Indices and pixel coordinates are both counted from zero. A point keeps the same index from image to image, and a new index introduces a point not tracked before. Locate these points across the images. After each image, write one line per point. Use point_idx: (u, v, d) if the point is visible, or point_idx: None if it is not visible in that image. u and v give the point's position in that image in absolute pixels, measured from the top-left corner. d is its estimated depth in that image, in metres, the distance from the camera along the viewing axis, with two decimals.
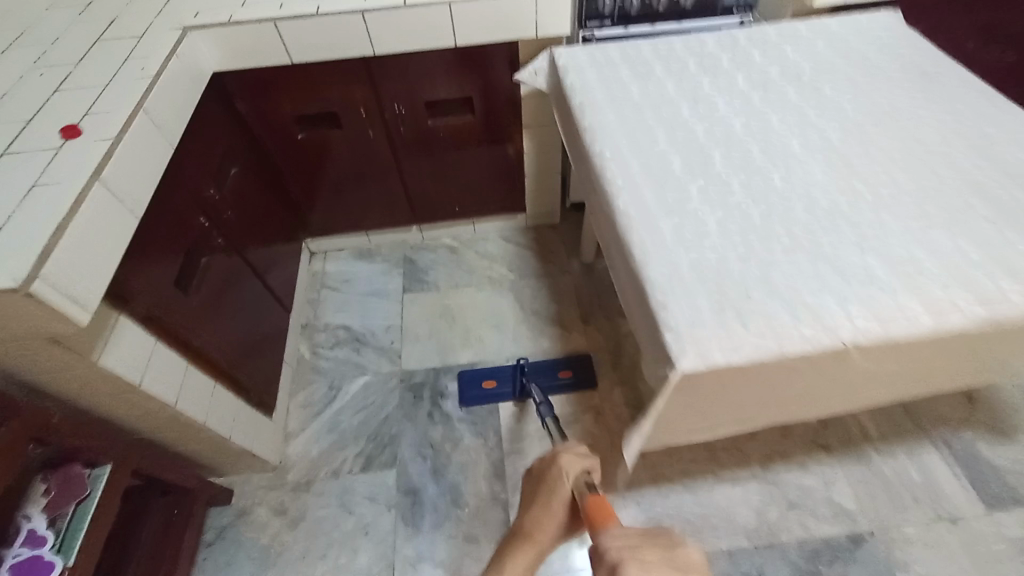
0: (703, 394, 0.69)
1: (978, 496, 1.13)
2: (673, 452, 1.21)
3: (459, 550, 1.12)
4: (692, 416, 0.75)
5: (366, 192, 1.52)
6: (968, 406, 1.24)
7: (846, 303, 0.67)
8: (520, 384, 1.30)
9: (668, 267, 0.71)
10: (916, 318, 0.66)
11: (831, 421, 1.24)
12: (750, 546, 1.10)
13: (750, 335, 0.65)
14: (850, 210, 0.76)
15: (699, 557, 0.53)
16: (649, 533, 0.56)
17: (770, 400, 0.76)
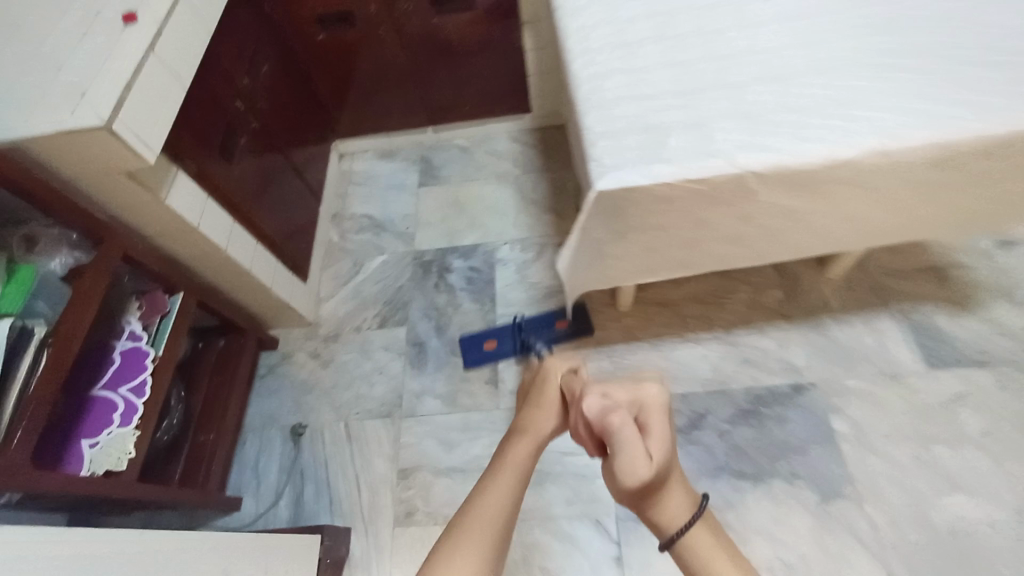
0: (625, 215, 0.85)
1: (924, 358, 1.23)
2: (645, 316, 1.36)
3: (454, 386, 1.35)
4: (625, 244, 0.92)
5: (383, 92, 1.69)
6: (937, 285, 1.31)
7: (745, 140, 0.79)
8: (520, 339, 1.36)
9: (604, 115, 0.84)
10: (804, 151, 0.77)
11: (798, 294, 1.35)
12: (702, 391, 1.26)
13: (659, 165, 0.79)
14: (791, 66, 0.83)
15: (660, 405, 0.73)
16: (630, 389, 0.74)
17: (697, 231, 0.90)
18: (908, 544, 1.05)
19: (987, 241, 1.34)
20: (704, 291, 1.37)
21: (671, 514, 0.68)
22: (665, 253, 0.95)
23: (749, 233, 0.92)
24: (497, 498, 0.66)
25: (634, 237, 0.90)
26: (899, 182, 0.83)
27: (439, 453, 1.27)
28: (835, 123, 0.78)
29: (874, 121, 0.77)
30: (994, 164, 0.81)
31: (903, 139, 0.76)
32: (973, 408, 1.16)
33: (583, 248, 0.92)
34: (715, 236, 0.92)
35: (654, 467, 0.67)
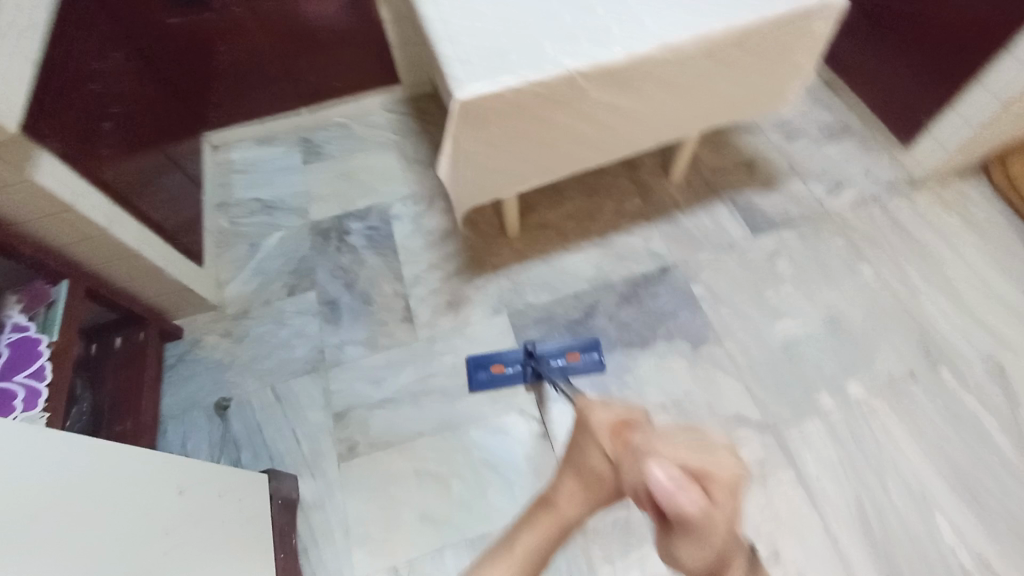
0: (483, 123, 0.99)
1: (748, 228, 1.55)
2: (533, 238, 1.56)
3: (373, 330, 1.45)
4: (491, 153, 1.06)
5: (249, 76, 1.71)
6: (750, 173, 1.65)
7: (569, 50, 0.99)
8: (532, 367, 1.29)
9: (454, 42, 1.00)
10: (611, 53, 0.98)
11: (652, 199, 1.62)
12: (590, 287, 1.48)
13: (506, 75, 0.96)
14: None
15: (733, 482, 0.59)
16: (698, 453, 0.61)
17: (548, 134, 1.07)
18: (755, 363, 1.35)
19: (779, 135, 1.71)
20: (577, 210, 1.61)
21: None
22: (529, 159, 1.12)
23: (592, 132, 1.12)
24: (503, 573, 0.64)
25: (500, 145, 1.05)
26: (686, 73, 1.07)
27: (370, 391, 1.36)
28: (629, 32, 1.01)
29: (654, 26, 1.01)
30: (747, 52, 1.08)
31: (679, 38, 1.00)
32: (786, 257, 1.50)
33: (459, 161, 1.04)
34: (566, 138, 1.10)
35: (726, 542, 0.57)
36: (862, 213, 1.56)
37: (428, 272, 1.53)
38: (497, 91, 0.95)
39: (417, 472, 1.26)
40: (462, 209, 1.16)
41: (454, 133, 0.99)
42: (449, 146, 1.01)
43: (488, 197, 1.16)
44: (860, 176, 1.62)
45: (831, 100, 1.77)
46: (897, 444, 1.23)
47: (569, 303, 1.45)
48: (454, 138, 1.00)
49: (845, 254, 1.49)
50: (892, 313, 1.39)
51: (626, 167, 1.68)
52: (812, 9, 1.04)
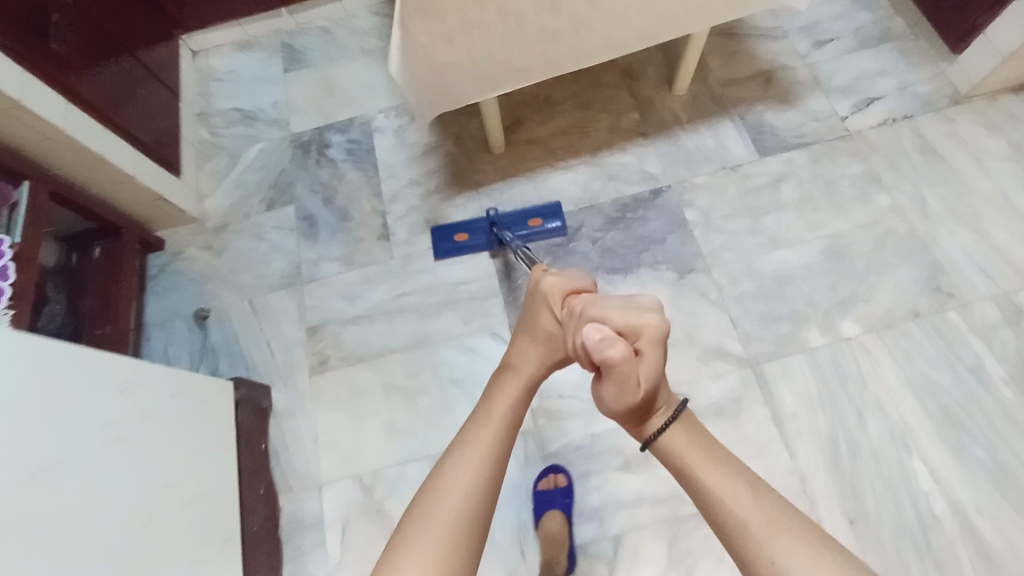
0: (436, 8, 0.92)
1: (756, 149, 1.41)
2: (519, 155, 1.47)
3: (349, 247, 1.42)
4: (451, 48, 0.99)
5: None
6: (766, 87, 1.47)
7: None
8: (493, 234, 1.33)
9: None
10: None
11: (651, 114, 1.48)
12: (574, 209, 1.39)
13: None
14: None
15: (656, 336, 0.79)
16: (627, 305, 0.83)
17: (516, 26, 1.00)
18: (743, 294, 1.26)
19: (805, 43, 1.51)
20: (568, 125, 1.49)
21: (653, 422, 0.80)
22: (494, 57, 1.04)
23: (564, 24, 1.02)
24: (492, 427, 0.79)
25: (458, 38, 0.98)
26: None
27: (343, 307, 1.35)
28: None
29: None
30: None
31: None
32: (793, 182, 1.36)
33: (413, 56, 0.98)
34: (535, 32, 1.02)
35: (643, 389, 0.76)
36: (890, 134, 1.38)
37: (408, 189, 1.47)
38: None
39: (386, 387, 1.27)
40: (427, 116, 1.10)
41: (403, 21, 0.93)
42: (398, 35, 0.95)
43: (454, 102, 1.10)
44: (894, 91, 1.43)
45: (873, 1, 1.54)
46: (886, 384, 1.16)
47: (551, 225, 1.37)
48: (403, 26, 0.94)
49: (861, 180, 1.34)
50: (905, 246, 1.27)
51: (626, 79, 1.53)
52: None
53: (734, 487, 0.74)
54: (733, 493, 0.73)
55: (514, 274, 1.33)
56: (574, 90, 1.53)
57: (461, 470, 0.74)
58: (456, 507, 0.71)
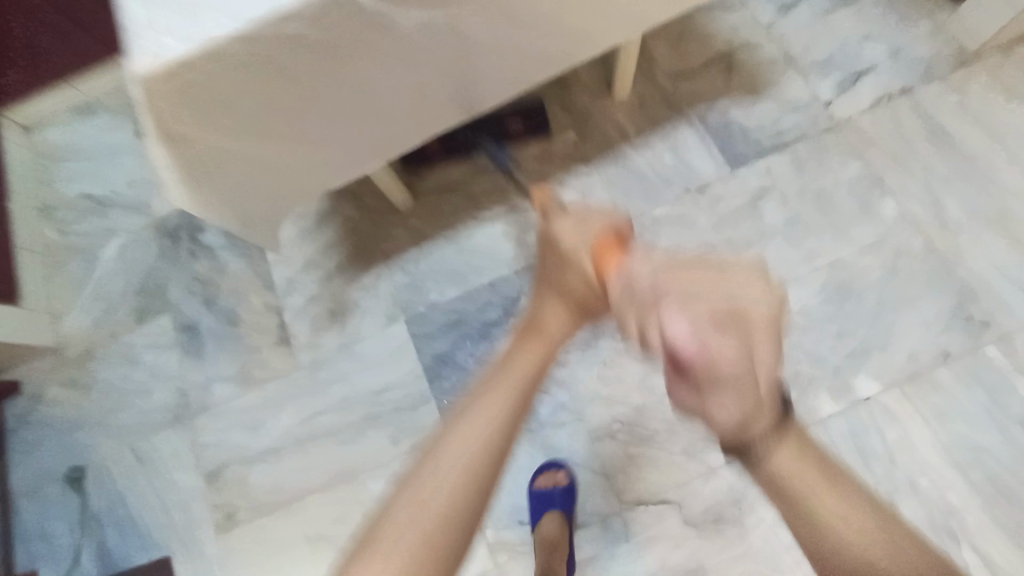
0: (209, 100, 0.57)
1: (724, 161, 1.13)
2: (433, 208, 1.17)
3: (244, 361, 1.15)
4: (257, 145, 0.66)
5: (34, 22, 1.27)
6: (727, 75, 1.18)
7: None
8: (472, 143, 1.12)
9: None
10: None
11: (590, 131, 1.18)
12: (511, 273, 1.11)
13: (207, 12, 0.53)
14: None
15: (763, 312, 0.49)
16: (579, 221, 0.64)
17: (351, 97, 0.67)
18: None
19: (768, 8, 1.20)
20: (491, 160, 1.19)
21: (559, 228, 0.64)
22: (343, 134, 0.72)
23: (434, 75, 0.71)
24: (506, 398, 0.50)
25: (275, 128, 0.65)
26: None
27: (246, 440, 1.10)
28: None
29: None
30: None
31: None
32: (775, 200, 1.09)
33: (204, 169, 0.64)
34: (395, 93, 0.70)
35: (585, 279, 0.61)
36: (886, 118, 1.11)
37: (307, 273, 1.18)
38: (201, 44, 0.52)
39: (309, 539, 1.03)
40: (268, 223, 0.79)
41: (165, 130, 0.58)
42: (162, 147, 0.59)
43: (295, 202, 0.78)
44: (885, 59, 1.14)
45: None
46: (918, 455, 0.93)
47: (484, 298, 1.10)
48: (166, 135, 0.58)
49: (858, 184, 1.07)
50: (922, 267, 1.01)
51: (554, 87, 1.22)
52: None
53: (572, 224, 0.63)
54: (565, 223, 0.64)
55: (445, 371, 1.08)
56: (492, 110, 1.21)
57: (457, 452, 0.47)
58: (439, 516, 0.44)
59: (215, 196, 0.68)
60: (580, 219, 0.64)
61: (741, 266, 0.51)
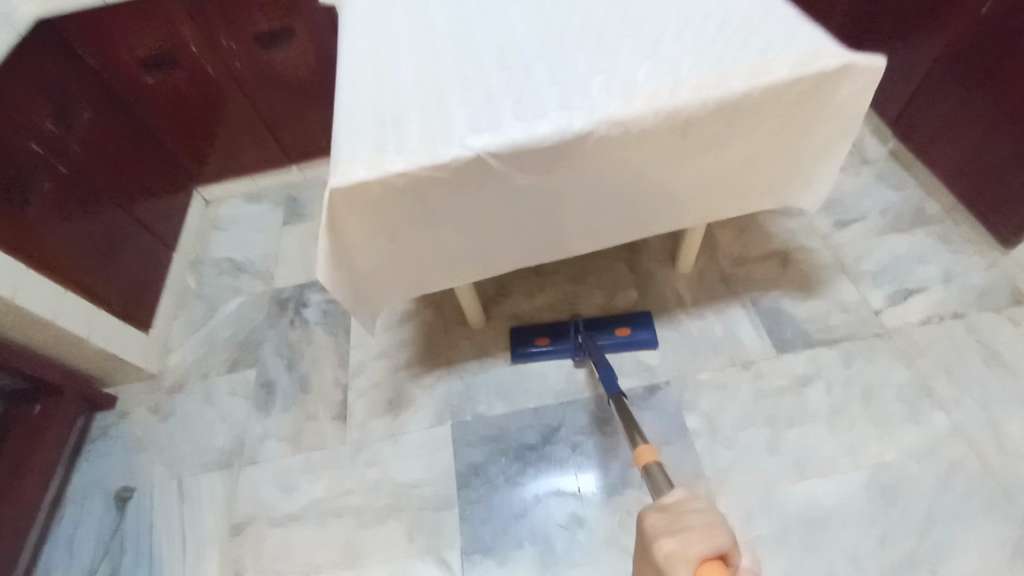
0: (365, 208, 0.78)
1: (772, 342, 1.21)
2: (499, 330, 1.33)
3: (300, 425, 1.26)
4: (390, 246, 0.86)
5: (240, 129, 1.67)
6: (781, 269, 1.31)
7: (476, 124, 0.78)
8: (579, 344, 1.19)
9: (352, 108, 0.84)
10: (531, 131, 0.77)
11: (650, 292, 1.33)
12: (555, 402, 1.19)
13: (385, 155, 0.77)
14: (520, 63, 0.85)
15: None
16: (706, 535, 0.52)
17: (467, 224, 0.87)
18: (760, 540, 0.97)
19: (825, 221, 1.38)
20: (558, 301, 1.35)
21: (660, 543, 0.54)
22: (454, 250, 0.91)
23: (531, 221, 0.89)
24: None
25: (403, 236, 0.85)
26: (652, 150, 0.82)
27: (277, 499, 1.16)
28: (545, 99, 0.80)
29: (586, 100, 0.79)
30: (732, 126, 0.81)
31: (626, 109, 0.77)
32: (820, 388, 1.12)
33: (346, 257, 0.83)
34: (496, 228, 0.89)
35: None
36: (939, 335, 1.15)
37: (377, 361, 1.34)
38: (379, 174, 0.75)
39: None
40: (367, 309, 0.94)
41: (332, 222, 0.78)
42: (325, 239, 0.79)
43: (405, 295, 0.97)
44: (938, 282, 1.23)
45: (900, 180, 1.41)
46: None
47: (525, 419, 1.18)
48: (330, 226, 0.78)
49: (908, 391, 1.09)
50: (978, 490, 0.96)
51: (625, 251, 1.40)
52: (824, 73, 0.78)
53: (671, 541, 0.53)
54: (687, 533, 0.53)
55: (474, 481, 1.12)
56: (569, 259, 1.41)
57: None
58: None
59: (346, 283, 0.86)
60: (675, 519, 0.56)
61: None
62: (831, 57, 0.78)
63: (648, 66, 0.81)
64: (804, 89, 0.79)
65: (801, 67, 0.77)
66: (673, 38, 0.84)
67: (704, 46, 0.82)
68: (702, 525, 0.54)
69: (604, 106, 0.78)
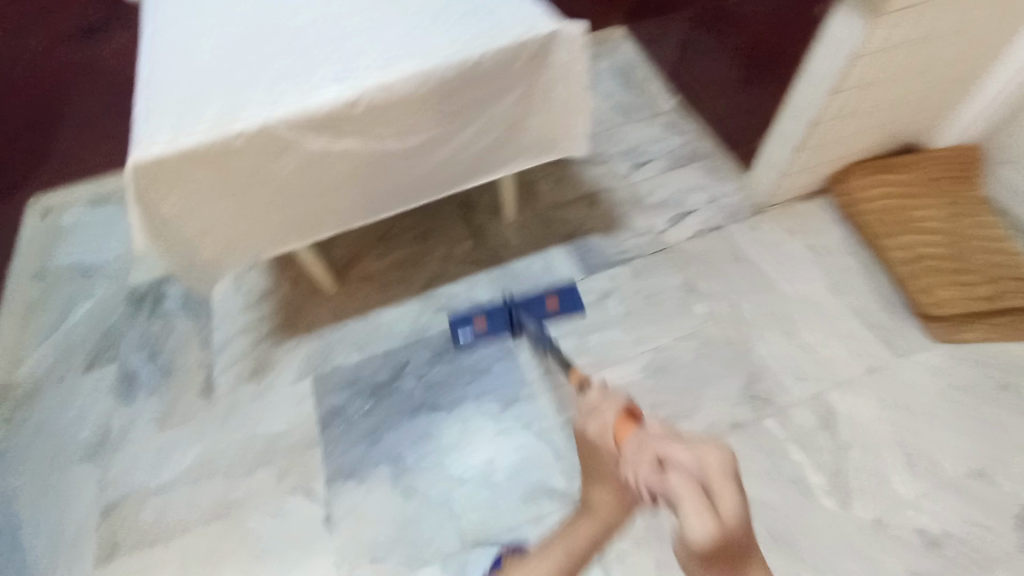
0: (171, 181, 0.88)
1: (581, 268, 1.44)
2: (352, 292, 1.46)
3: (167, 405, 1.32)
4: (209, 215, 0.96)
5: (87, 128, 1.62)
6: (590, 208, 1.55)
7: (259, 102, 0.89)
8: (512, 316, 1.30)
9: (148, 96, 0.92)
10: (307, 102, 0.89)
11: (482, 241, 1.51)
12: (401, 343, 1.36)
13: (176, 133, 0.86)
14: (305, 45, 0.96)
15: (725, 461, 0.52)
16: (674, 434, 0.57)
17: (278, 191, 0.98)
18: (568, 421, 1.21)
19: (625, 165, 1.63)
20: (403, 260, 1.50)
21: (591, 425, 0.69)
22: (273, 216, 1.02)
23: (338, 185, 1.02)
24: (552, 560, 0.71)
25: (223, 205, 0.96)
26: (421, 110, 0.97)
27: (148, 473, 1.24)
28: (319, 75, 0.92)
29: (353, 74, 0.92)
30: (482, 86, 0.98)
31: (385, 78, 0.91)
32: (616, 298, 1.37)
33: (164, 224, 0.93)
34: (309, 194, 1.02)
35: (660, 470, 0.53)
36: (703, 245, 1.45)
37: (239, 337, 1.41)
38: (174, 148, 0.85)
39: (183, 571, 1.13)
40: (207, 274, 1.05)
41: (141, 193, 0.87)
42: (136, 208, 0.88)
43: (239, 264, 1.07)
44: (704, 204, 1.53)
45: (683, 125, 1.70)
46: None
47: (377, 363, 1.33)
48: (138, 197, 0.87)
49: (680, 291, 1.37)
50: (722, 354, 1.27)
51: (461, 209, 1.58)
52: (542, 38, 0.96)
53: (634, 436, 0.60)
54: (601, 410, 0.69)
55: (334, 422, 1.26)
56: (413, 222, 1.56)
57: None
58: None
59: (171, 247, 0.97)
60: (589, 406, 0.72)
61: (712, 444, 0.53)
62: (545, 26, 0.96)
63: (408, 42, 0.95)
64: (534, 53, 0.98)
65: (524, 34, 0.95)
66: (432, 14, 0.99)
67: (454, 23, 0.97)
68: (609, 400, 0.71)
69: (369, 76, 0.91)
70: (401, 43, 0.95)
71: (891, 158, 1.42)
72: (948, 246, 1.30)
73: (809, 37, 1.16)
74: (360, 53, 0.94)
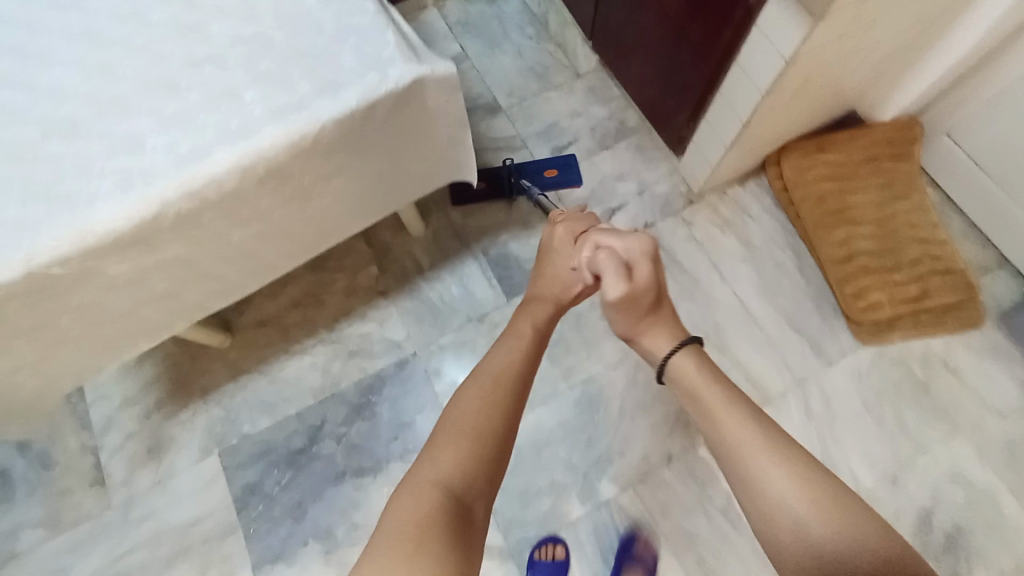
0: None
1: (503, 291, 1.30)
2: (248, 342, 1.27)
3: (55, 504, 1.17)
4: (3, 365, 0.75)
5: None
6: (509, 210, 1.37)
7: (11, 234, 0.64)
8: (513, 183, 1.31)
9: None
10: (84, 226, 0.64)
11: (389, 264, 1.32)
12: (313, 402, 1.23)
13: None
14: (60, 126, 0.68)
15: (648, 248, 0.79)
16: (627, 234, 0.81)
17: (90, 317, 0.77)
18: None
19: (545, 151, 1.42)
20: (302, 295, 1.30)
21: (560, 229, 0.90)
22: (97, 338, 0.81)
23: (171, 288, 0.81)
24: (515, 349, 0.76)
25: (16, 351, 0.74)
26: (252, 203, 0.74)
27: None
28: (91, 179, 0.66)
29: (142, 173, 0.66)
30: (334, 155, 0.75)
31: (186, 180, 0.66)
32: None
33: None
34: (135, 306, 0.80)
35: (599, 254, 0.80)
36: None
37: (122, 413, 1.23)
38: None
39: None
40: (36, 408, 0.87)
41: None
42: None
43: (72, 386, 0.88)
44: (633, 197, 1.37)
45: (609, 93, 1.47)
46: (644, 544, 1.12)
47: (288, 428, 1.21)
48: None
49: None
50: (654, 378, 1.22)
51: None
52: (398, 92, 0.71)
53: (593, 236, 0.84)
54: (568, 227, 0.90)
55: (252, 501, 1.17)
56: None
57: (497, 369, 0.72)
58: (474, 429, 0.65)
59: None
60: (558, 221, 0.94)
61: (642, 239, 0.79)
62: (402, 75, 0.70)
63: (214, 113, 0.68)
64: (394, 106, 0.73)
65: (370, 92, 0.69)
66: (245, 62, 0.71)
67: (278, 74, 0.70)
68: (584, 220, 0.91)
69: (167, 175, 0.66)
70: (204, 117, 0.68)
71: (828, 134, 1.30)
72: (879, 239, 1.24)
73: (745, 26, 0.95)
74: (148, 138, 0.68)
